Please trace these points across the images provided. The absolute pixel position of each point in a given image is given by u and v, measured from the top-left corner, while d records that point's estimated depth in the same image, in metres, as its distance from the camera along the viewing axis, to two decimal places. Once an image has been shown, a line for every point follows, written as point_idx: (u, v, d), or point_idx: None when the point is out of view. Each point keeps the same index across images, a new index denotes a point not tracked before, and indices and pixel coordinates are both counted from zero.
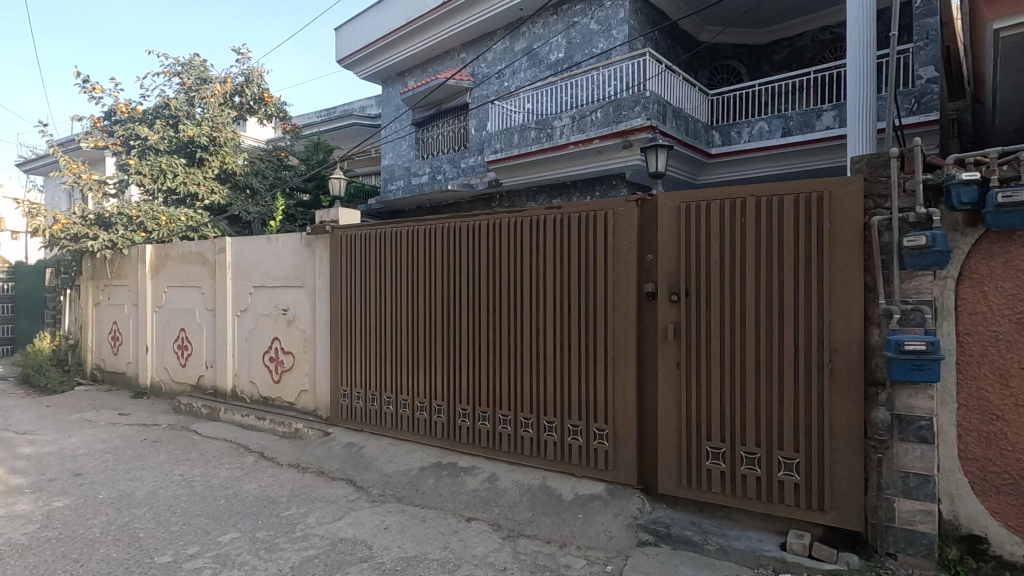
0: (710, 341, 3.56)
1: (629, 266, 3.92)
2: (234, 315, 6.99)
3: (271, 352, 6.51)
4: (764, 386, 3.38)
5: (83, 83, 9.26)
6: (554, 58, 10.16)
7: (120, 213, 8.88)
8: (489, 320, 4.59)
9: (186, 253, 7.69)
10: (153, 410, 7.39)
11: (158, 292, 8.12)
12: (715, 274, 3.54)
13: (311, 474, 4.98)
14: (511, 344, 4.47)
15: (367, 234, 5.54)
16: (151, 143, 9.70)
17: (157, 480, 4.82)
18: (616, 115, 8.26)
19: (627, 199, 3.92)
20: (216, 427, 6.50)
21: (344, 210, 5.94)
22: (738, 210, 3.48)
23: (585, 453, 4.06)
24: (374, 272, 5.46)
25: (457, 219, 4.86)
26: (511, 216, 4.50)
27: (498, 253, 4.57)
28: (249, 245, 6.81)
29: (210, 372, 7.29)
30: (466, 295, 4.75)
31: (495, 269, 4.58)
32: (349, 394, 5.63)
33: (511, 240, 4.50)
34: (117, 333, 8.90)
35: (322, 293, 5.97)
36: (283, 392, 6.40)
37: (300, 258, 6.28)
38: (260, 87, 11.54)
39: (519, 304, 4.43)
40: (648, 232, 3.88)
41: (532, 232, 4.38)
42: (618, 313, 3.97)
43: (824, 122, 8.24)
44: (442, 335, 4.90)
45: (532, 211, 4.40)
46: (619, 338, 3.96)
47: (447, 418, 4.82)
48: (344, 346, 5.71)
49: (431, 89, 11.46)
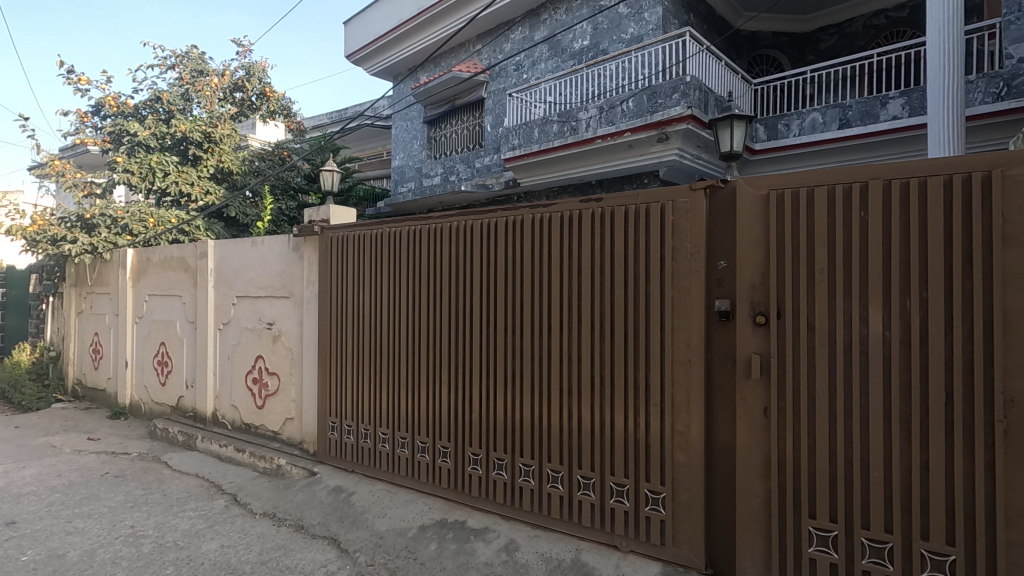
0: (816, 383, 2.56)
1: (695, 277, 2.95)
2: (216, 328, 6.16)
3: (254, 372, 5.66)
4: (900, 448, 2.38)
5: (68, 74, 8.54)
6: (578, 46, 9.26)
7: (103, 214, 8.15)
8: (508, 343, 3.65)
9: (167, 259, 6.88)
10: (127, 435, 6.56)
11: (139, 301, 7.33)
12: (822, 288, 2.56)
13: (287, 529, 4.04)
14: (536, 375, 3.51)
15: (361, 236, 4.65)
16: (141, 139, 8.89)
17: (100, 536, 3.95)
18: (651, 104, 7.30)
19: (692, 187, 2.96)
20: (190, 458, 5.64)
21: (337, 207, 5.05)
22: (856, 198, 2.49)
23: (633, 522, 3.09)
24: (368, 281, 4.56)
25: (467, 217, 3.93)
26: (536, 213, 3.56)
27: (519, 259, 3.62)
28: (233, 249, 5.98)
29: (190, 394, 6.46)
30: (478, 312, 3.82)
31: (514, 279, 3.65)
32: (339, 428, 4.71)
33: (537, 241, 3.56)
34: (98, 345, 8.14)
35: (310, 305, 5.08)
36: (267, 419, 5.52)
37: (287, 263, 5.41)
38: (262, 82, 10.89)
39: (545, 325, 3.49)
40: (721, 230, 2.91)
41: (564, 231, 3.43)
42: (679, 338, 3.00)
43: (890, 111, 7.15)
44: (449, 360, 3.98)
45: (563, 204, 3.45)
46: (681, 371, 2.98)
47: (453, 464, 3.89)
48: (334, 370, 4.81)
49: (443, 82, 10.61)
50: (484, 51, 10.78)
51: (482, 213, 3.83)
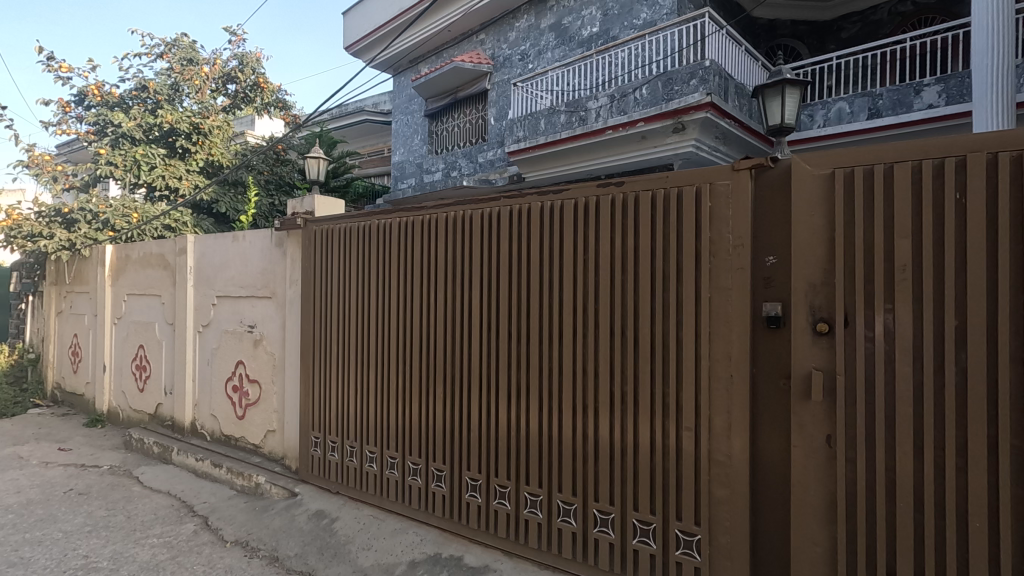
0: (897, 408, 2.05)
1: (738, 275, 2.44)
2: (195, 331, 5.68)
3: (235, 379, 5.18)
4: (1012, 493, 1.86)
5: (48, 61, 8.07)
6: (587, 33, 8.76)
7: (83, 208, 7.71)
8: (512, 351, 3.15)
9: (146, 255, 6.42)
10: (101, 445, 6.09)
11: (118, 301, 6.88)
12: (904, 288, 2.04)
13: (259, 561, 3.55)
14: (544, 388, 3.02)
15: (348, 229, 4.15)
16: (126, 130, 8.48)
17: (46, 569, 3.48)
18: (667, 92, 6.78)
19: (734, 166, 2.46)
20: (163, 473, 5.16)
21: (322, 198, 4.56)
22: (951, 176, 1.98)
23: (661, 568, 2.58)
24: (355, 280, 4.06)
25: (466, 206, 3.43)
26: (545, 200, 3.05)
27: (526, 254, 3.12)
28: (214, 245, 5.50)
29: (168, 401, 5.99)
30: (478, 315, 3.32)
31: (520, 278, 3.14)
32: (323, 443, 4.21)
33: (546, 233, 3.04)
34: (77, 348, 7.68)
35: (292, 307, 4.59)
36: (248, 431, 5.04)
37: (269, 260, 4.92)
38: (256, 73, 10.42)
39: (556, 332, 2.98)
40: (771, 220, 2.41)
41: (578, 219, 2.91)
42: (717, 349, 2.49)
43: (924, 100, 6.65)
44: (444, 370, 3.48)
45: (578, 190, 2.93)
46: (720, 388, 2.48)
47: (449, 489, 3.39)
48: (317, 378, 4.32)
49: (445, 74, 10.12)
50: (487, 41, 10.30)
51: (483, 201, 3.33)
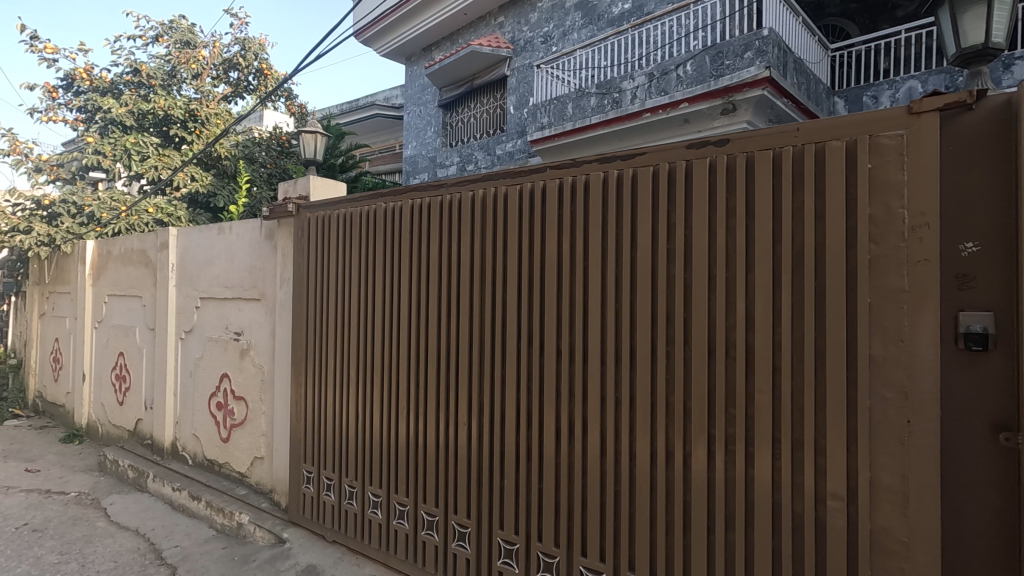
0: None
1: (922, 271, 1.61)
2: (177, 338, 4.94)
3: (219, 396, 4.44)
4: None
5: (31, 40, 7.39)
6: (618, 10, 7.94)
7: (66, 201, 7.05)
8: (563, 374, 2.34)
9: (128, 252, 5.71)
10: (73, 466, 5.38)
11: (99, 302, 6.18)
12: None
13: None
14: (610, 424, 2.21)
15: (348, 214, 3.35)
16: (116, 116, 7.81)
17: None
18: (715, 67, 5.93)
19: (911, 108, 1.64)
20: (136, 504, 4.42)
21: (318, 179, 3.78)
22: None
23: None
24: (356, 278, 3.28)
25: (498, 181, 2.63)
26: (610, 169, 2.25)
27: (582, 243, 2.31)
28: (198, 239, 4.77)
29: (148, 417, 5.26)
30: (515, 325, 2.52)
31: (573, 276, 2.33)
32: (316, 479, 3.41)
33: (612, 212, 2.22)
34: (58, 354, 7.01)
35: (283, 311, 3.83)
36: (232, 457, 4.29)
37: (258, 256, 4.18)
38: (259, 59, 9.73)
39: (625, 350, 2.17)
40: (975, 186, 1.58)
41: (658, 193, 2.10)
42: (884, 381, 1.67)
43: (1014, 76, 5.75)
44: (470, 397, 2.69)
45: (658, 153, 2.13)
46: (887, 441, 1.66)
47: (475, 552, 2.60)
48: (309, 399, 3.54)
49: (461, 59, 9.33)
50: (506, 24, 9.52)
51: (523, 172, 2.53)
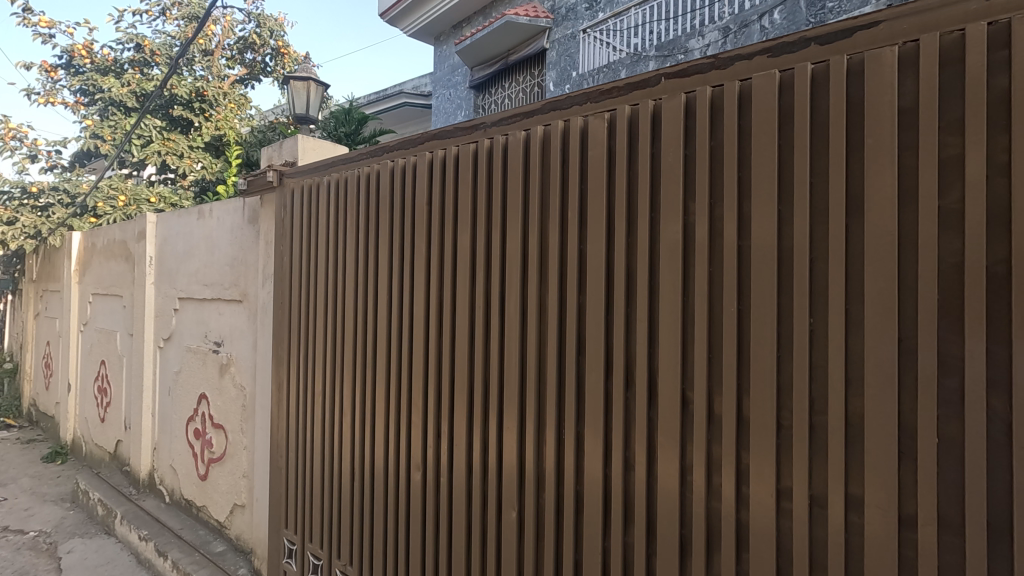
0: None
1: None
2: (156, 346, 4.08)
3: (197, 422, 3.55)
4: None
5: (23, 12, 6.72)
6: None
7: (54, 188, 6.31)
8: (698, 441, 1.30)
9: (110, 244, 4.91)
10: (44, 495, 4.60)
11: (84, 302, 5.42)
12: None
13: None
14: (798, 548, 1.16)
15: (342, 180, 2.38)
16: (116, 97, 7.07)
17: None
18: (814, 12, 4.72)
19: None
20: (97, 553, 3.58)
21: (306, 140, 2.81)
22: None
23: None
24: (352, 271, 2.30)
25: (571, 111, 1.59)
26: (795, 64, 1.19)
27: (737, 201, 1.25)
28: (176, 229, 3.89)
29: (127, 439, 4.42)
30: (604, 347, 1.48)
31: (716, 265, 1.29)
32: (301, 553, 2.46)
33: (800, 142, 1.16)
34: (49, 359, 6.32)
35: (264, 318, 2.90)
36: (210, 500, 3.39)
37: (239, 245, 3.25)
38: (275, 37, 8.89)
39: (837, 408, 1.11)
40: None
41: (921, 96, 1.03)
42: None
43: None
44: (522, 459, 1.67)
45: (912, 16, 1.06)
46: None
47: None
48: (292, 439, 2.59)
49: (494, 32, 8.02)
50: None
51: (616, 89, 1.49)
